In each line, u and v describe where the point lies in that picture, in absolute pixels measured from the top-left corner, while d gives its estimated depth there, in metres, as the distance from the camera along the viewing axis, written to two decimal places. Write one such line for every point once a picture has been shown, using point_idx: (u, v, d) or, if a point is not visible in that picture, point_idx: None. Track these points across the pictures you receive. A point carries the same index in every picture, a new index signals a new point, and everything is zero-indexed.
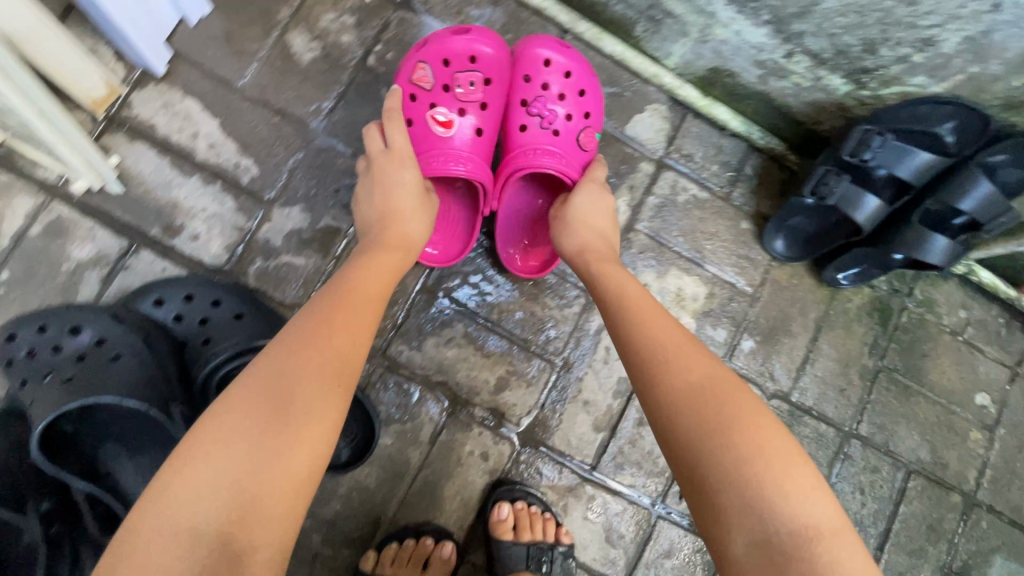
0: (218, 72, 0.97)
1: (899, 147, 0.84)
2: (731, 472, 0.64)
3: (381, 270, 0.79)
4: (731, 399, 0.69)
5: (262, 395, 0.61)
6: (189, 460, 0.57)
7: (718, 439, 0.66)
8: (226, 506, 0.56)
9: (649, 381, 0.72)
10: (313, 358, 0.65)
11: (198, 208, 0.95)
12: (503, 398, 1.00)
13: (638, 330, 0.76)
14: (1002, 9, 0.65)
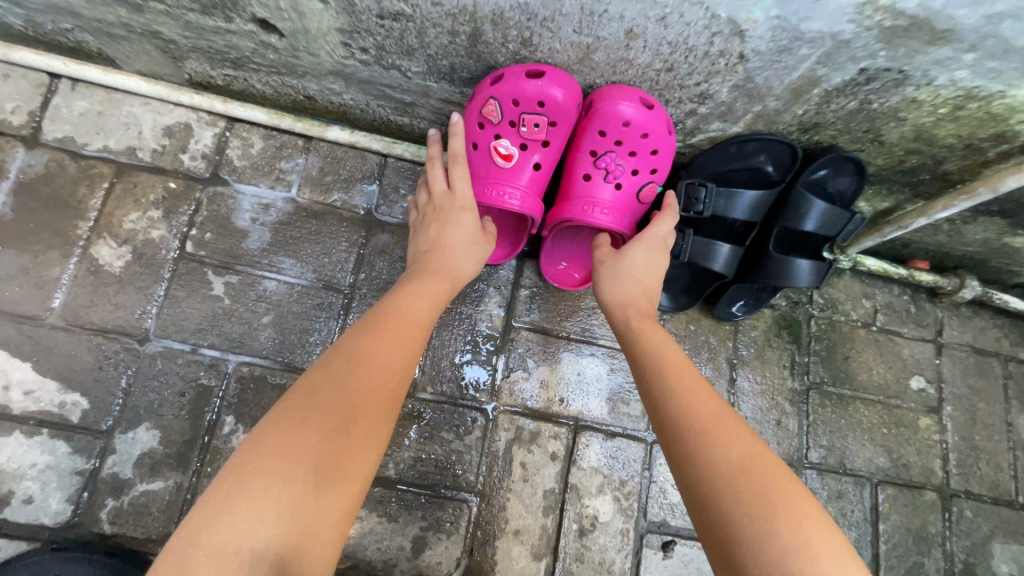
0: (18, 310, 0.89)
1: (724, 191, 0.82)
2: (774, 560, 0.53)
3: (431, 296, 0.74)
4: (792, 498, 0.57)
5: (298, 464, 0.57)
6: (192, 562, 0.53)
7: (774, 540, 0.54)
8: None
9: (685, 443, 0.62)
10: (360, 423, 0.61)
11: (26, 466, 0.84)
12: (424, 560, 0.89)
13: (685, 395, 0.65)
14: (749, 59, 0.64)
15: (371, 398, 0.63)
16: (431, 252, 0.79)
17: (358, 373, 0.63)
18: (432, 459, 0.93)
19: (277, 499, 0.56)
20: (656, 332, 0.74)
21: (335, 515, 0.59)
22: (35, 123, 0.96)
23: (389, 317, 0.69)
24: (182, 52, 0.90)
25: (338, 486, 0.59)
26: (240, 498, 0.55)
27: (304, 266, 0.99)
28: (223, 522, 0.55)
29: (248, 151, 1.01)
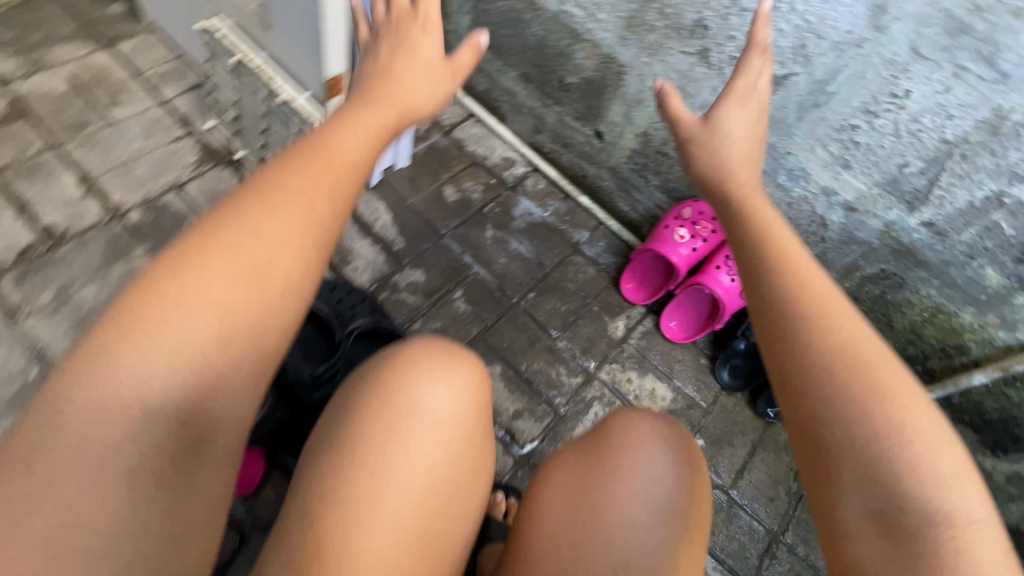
0: (401, 194, 1.68)
1: None
2: (856, 435, 0.59)
3: (373, 123, 0.83)
4: (887, 382, 0.60)
5: (242, 248, 0.60)
6: (161, 299, 0.56)
7: (863, 419, 0.59)
8: (194, 386, 0.57)
9: (792, 324, 0.64)
10: (283, 223, 0.63)
11: (365, 254, 1.55)
12: (516, 424, 1.39)
13: (808, 283, 0.66)
14: (824, 240, 1.25)
15: (312, 194, 0.66)
16: (382, 81, 0.92)
17: (296, 173, 0.66)
18: (548, 377, 1.47)
19: (229, 266, 0.59)
20: (786, 236, 0.73)
21: (272, 292, 0.61)
22: (453, 125, 1.84)
23: (322, 138, 0.74)
24: (544, 129, 1.73)
25: (288, 268, 0.62)
26: (164, 294, 0.56)
27: (533, 247, 1.68)
28: (189, 282, 0.57)
29: (536, 185, 1.79)
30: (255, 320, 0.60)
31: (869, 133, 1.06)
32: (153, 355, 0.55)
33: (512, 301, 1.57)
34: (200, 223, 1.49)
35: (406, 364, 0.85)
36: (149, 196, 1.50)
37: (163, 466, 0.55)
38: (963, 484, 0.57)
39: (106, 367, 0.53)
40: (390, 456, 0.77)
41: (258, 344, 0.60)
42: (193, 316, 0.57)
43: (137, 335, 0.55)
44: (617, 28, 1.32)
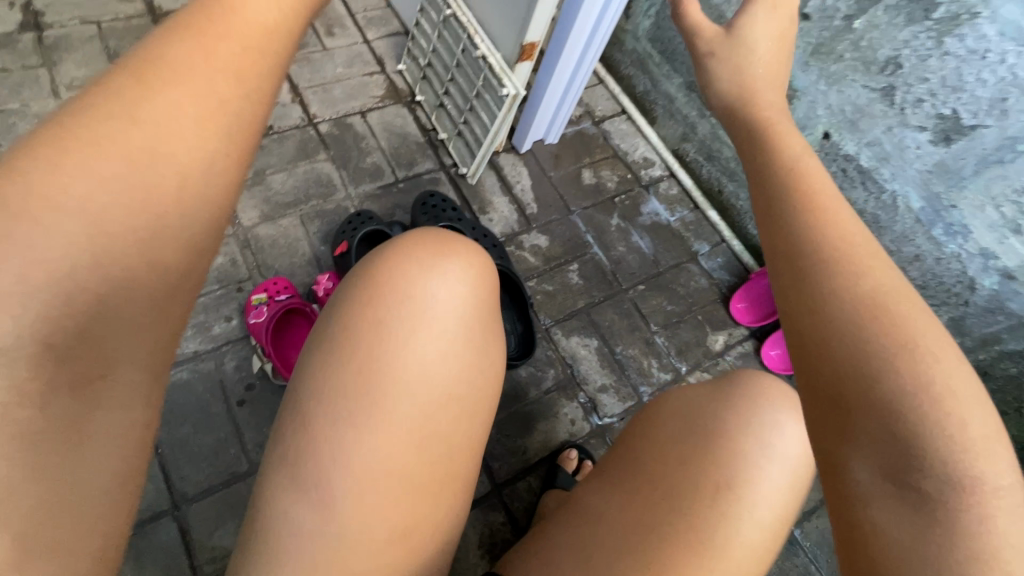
0: (544, 165, 1.79)
1: None
2: (879, 390, 0.48)
3: None
4: (915, 330, 0.49)
5: (202, 71, 0.48)
6: (105, 116, 0.44)
7: (889, 372, 0.48)
8: (143, 223, 0.44)
9: (813, 260, 0.53)
10: (244, 45, 0.49)
11: (501, 210, 1.67)
12: (601, 397, 1.45)
13: (831, 215, 0.55)
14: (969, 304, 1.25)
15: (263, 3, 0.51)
16: None
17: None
18: (639, 365, 1.52)
19: (175, 75, 0.47)
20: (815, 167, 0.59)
21: (236, 127, 0.49)
22: (603, 117, 1.93)
23: None
24: (692, 138, 1.81)
25: (250, 99, 0.50)
26: (113, 118, 0.45)
27: (654, 246, 1.74)
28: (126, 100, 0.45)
29: (669, 189, 1.85)
30: (211, 154, 0.47)
31: None
32: (109, 163, 0.43)
33: (622, 288, 1.63)
34: (374, 147, 1.66)
35: (419, 247, 0.85)
36: (339, 115, 1.68)
37: (102, 324, 0.43)
38: (1001, 448, 0.48)
39: (41, 180, 0.42)
40: (399, 337, 0.78)
41: (218, 183, 0.48)
42: (142, 125, 0.45)
43: (76, 148, 0.43)
44: (801, 54, 1.34)
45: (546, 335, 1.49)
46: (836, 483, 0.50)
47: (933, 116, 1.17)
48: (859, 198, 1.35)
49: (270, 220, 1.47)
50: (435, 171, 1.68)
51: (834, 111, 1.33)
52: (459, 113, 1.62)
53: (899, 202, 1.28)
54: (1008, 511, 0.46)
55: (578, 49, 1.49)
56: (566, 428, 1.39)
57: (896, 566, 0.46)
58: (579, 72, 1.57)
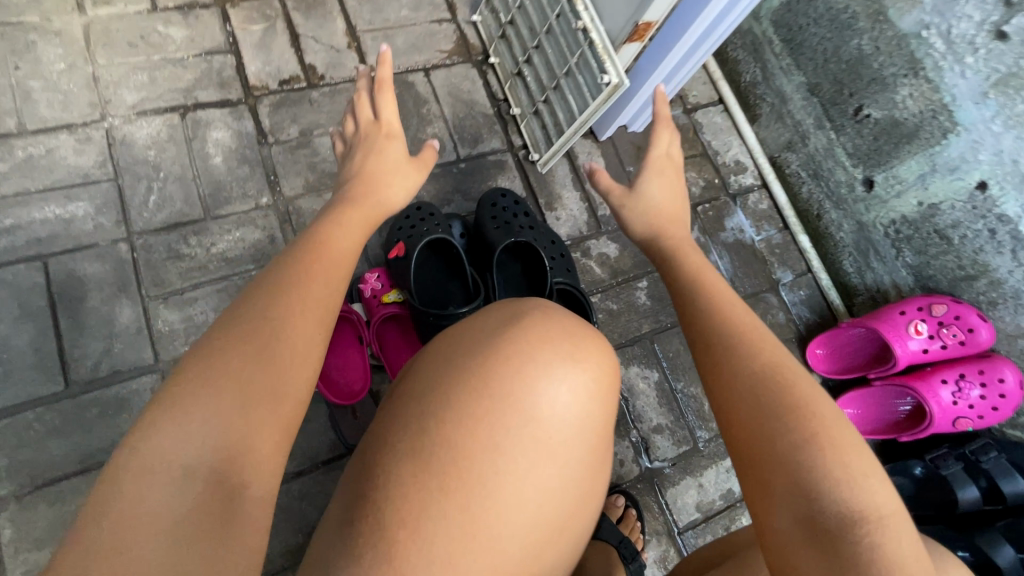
0: (624, 158, 1.57)
1: (1006, 467, 1.26)
2: (791, 457, 0.65)
3: (353, 227, 0.86)
4: (811, 407, 0.68)
5: (239, 348, 0.63)
6: (235, 332, 0.64)
7: (796, 446, 0.66)
8: (265, 394, 0.62)
9: (725, 371, 0.76)
10: (296, 307, 0.68)
11: (569, 207, 1.47)
12: (654, 437, 1.33)
13: (732, 318, 0.82)
14: None
15: (313, 281, 0.72)
16: (360, 182, 0.96)
17: (352, 215, 0.87)
18: (699, 406, 1.38)
19: (279, 292, 0.69)
20: (721, 292, 0.87)
21: (294, 369, 0.65)
22: (697, 106, 1.67)
23: (318, 240, 0.79)
24: (799, 148, 1.56)
25: (288, 343, 0.65)
26: (177, 409, 0.58)
27: (732, 269, 1.55)
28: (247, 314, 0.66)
29: (758, 203, 1.63)
30: (268, 396, 0.62)
31: None
32: (235, 358, 0.62)
33: None
34: (437, 115, 1.45)
35: (528, 334, 0.59)
36: (400, 70, 1.44)
37: (237, 462, 0.58)
38: (885, 492, 0.64)
39: (194, 380, 0.60)
40: (494, 471, 0.54)
41: (277, 414, 0.62)
42: (258, 328, 0.65)
43: (216, 358, 0.61)
44: (980, 79, 1.16)
45: None
46: (773, 540, 0.64)
47: None
48: (1002, 265, 1.24)
49: (315, 192, 1.29)
50: (501, 152, 1.47)
51: (998, 162, 1.19)
52: (541, 89, 1.38)
53: None
54: (893, 536, 0.61)
55: (693, 35, 1.20)
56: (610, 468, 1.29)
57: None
58: (688, 61, 1.30)
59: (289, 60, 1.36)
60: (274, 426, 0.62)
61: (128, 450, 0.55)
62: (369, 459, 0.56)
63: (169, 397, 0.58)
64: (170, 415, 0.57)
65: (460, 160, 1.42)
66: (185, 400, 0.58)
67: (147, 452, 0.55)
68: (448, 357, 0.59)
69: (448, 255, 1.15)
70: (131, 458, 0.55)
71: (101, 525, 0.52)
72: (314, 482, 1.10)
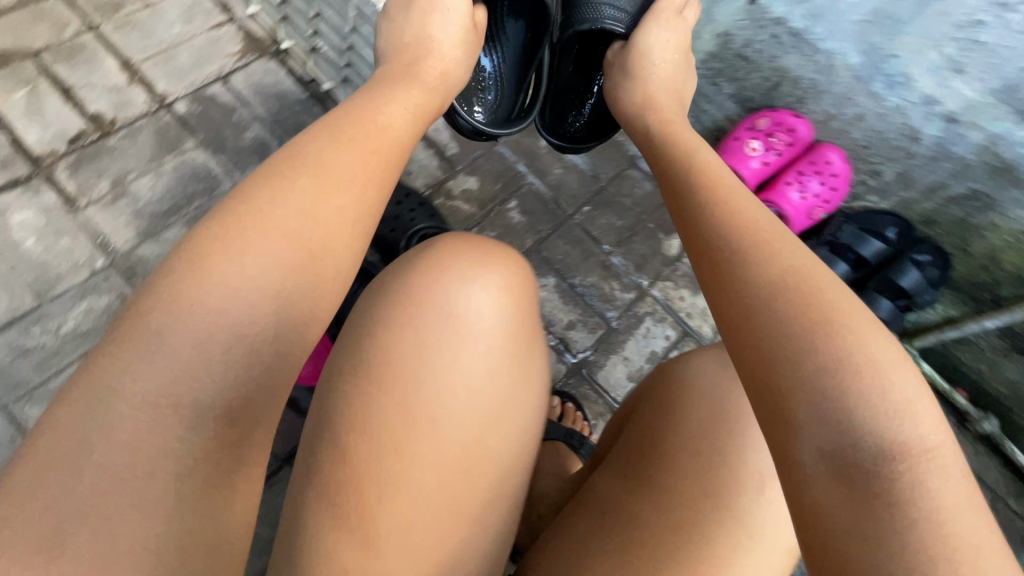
0: None
1: (858, 234, 1.33)
2: (811, 363, 0.54)
3: (410, 106, 0.80)
4: (801, 267, 0.60)
5: (331, 171, 0.65)
6: (262, 216, 0.60)
7: (793, 322, 0.56)
8: (296, 302, 0.59)
9: (718, 283, 0.62)
10: (343, 160, 0.66)
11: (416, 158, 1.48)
12: (570, 334, 1.41)
13: (733, 213, 0.67)
14: (914, 155, 1.19)
15: (358, 150, 0.68)
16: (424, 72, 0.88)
17: (408, 97, 0.80)
18: (600, 291, 1.46)
19: (321, 173, 0.64)
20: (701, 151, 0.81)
21: (342, 237, 0.63)
22: None
23: (351, 112, 0.73)
24: None
25: (338, 203, 0.63)
26: (201, 298, 0.55)
27: (590, 159, 1.60)
28: (279, 197, 0.62)
29: None
30: (314, 284, 0.60)
31: (997, 32, 0.96)
32: (273, 260, 0.58)
33: (566, 214, 1.52)
34: (251, 118, 1.42)
35: (448, 256, 0.78)
36: (194, 86, 1.41)
37: (251, 400, 0.55)
38: (941, 414, 0.54)
39: (208, 270, 0.56)
40: (427, 362, 0.72)
41: (307, 315, 0.60)
42: (285, 222, 0.60)
43: (230, 244, 0.58)
44: None
45: None
46: (793, 482, 0.53)
47: None
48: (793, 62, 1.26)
49: (151, 236, 1.26)
50: None
51: None
52: (337, 55, 1.37)
53: (836, 61, 1.17)
54: (937, 474, 0.51)
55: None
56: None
57: (839, 519, 0.50)
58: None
59: (68, 117, 1.31)
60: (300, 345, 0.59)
61: (121, 347, 0.52)
62: (334, 396, 0.71)
63: (178, 283, 0.55)
64: (183, 320, 0.54)
65: None
66: (196, 293, 0.55)
67: (148, 358, 0.52)
68: (384, 289, 0.77)
69: (524, 1, 1.13)
70: (125, 366, 0.51)
71: (74, 458, 0.48)
72: (263, 504, 1.11)
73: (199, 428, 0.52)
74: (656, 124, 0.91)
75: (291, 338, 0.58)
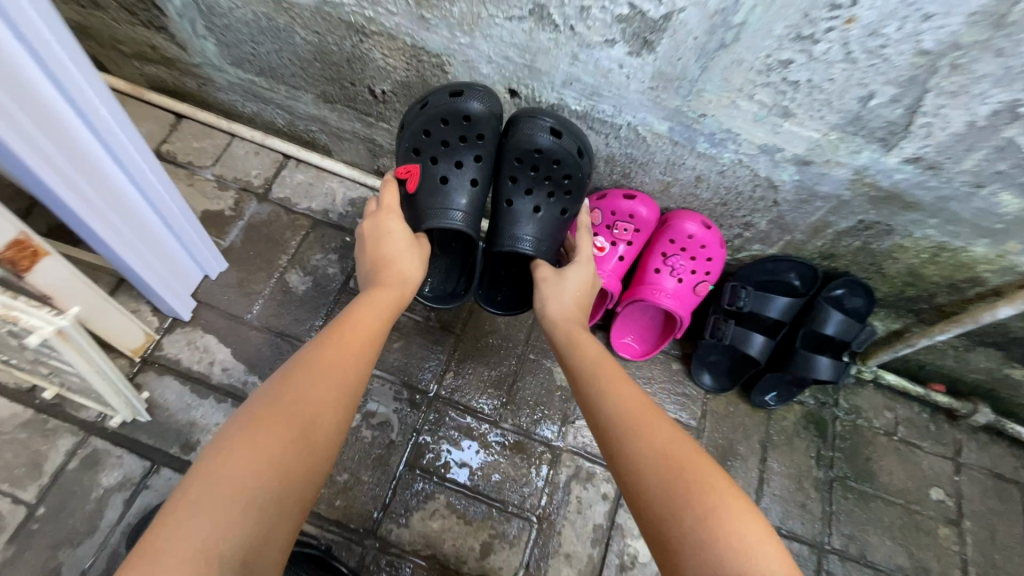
0: (232, 310, 1.23)
1: (760, 295, 1.09)
2: (688, 532, 0.67)
3: (376, 307, 0.97)
4: (663, 433, 0.76)
5: (282, 420, 0.77)
6: (254, 438, 0.74)
7: (676, 500, 0.69)
8: (295, 477, 0.75)
9: (614, 456, 0.77)
10: (319, 391, 0.82)
11: (212, 421, 1.12)
12: (489, 562, 1.08)
13: (614, 394, 0.82)
14: (780, 203, 0.94)
15: (333, 359, 0.86)
16: (378, 267, 1.02)
17: (375, 299, 0.97)
18: (506, 478, 1.15)
19: (310, 375, 0.83)
20: (584, 337, 0.93)
21: (304, 453, 0.77)
22: (268, 185, 1.39)
23: (342, 327, 0.90)
24: (382, 153, 1.32)
25: (319, 422, 0.80)
26: (197, 510, 0.69)
27: (430, 311, 1.28)
28: (263, 428, 0.76)
29: None
30: (280, 492, 0.73)
31: (809, 66, 0.71)
32: (265, 462, 0.73)
33: (428, 395, 1.21)
34: None
35: None
36: None
37: None
38: (778, 557, 0.65)
39: (232, 459, 0.72)
40: None
41: (275, 523, 0.73)
42: (258, 445, 0.74)
43: (221, 475, 0.71)
44: (408, 9, 0.88)
45: (380, 544, 1.07)
46: None
47: (613, 22, 0.75)
48: (596, 143, 0.98)
49: None
50: (80, 446, 1.07)
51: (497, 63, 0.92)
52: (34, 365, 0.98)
53: (641, 132, 0.91)
54: None
55: (112, 172, 0.87)
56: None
57: None
58: (156, 199, 0.98)
59: None
60: (295, 506, 0.75)
61: (172, 517, 0.67)
62: None
63: (208, 471, 0.71)
64: (214, 499, 0.69)
65: (32, 507, 1.01)
66: (221, 481, 0.70)
67: (187, 528, 0.67)
68: None
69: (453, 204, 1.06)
70: (173, 530, 0.66)
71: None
72: None
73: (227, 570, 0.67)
74: (564, 337, 0.93)
75: (290, 505, 0.75)
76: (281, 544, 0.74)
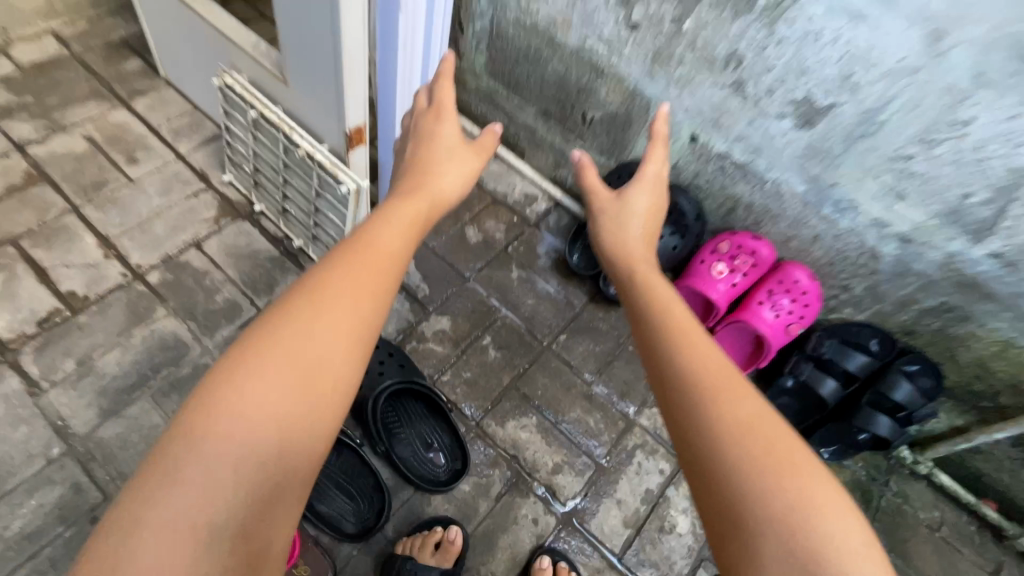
0: None
1: (842, 349, 1.29)
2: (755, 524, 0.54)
3: (403, 217, 0.76)
4: (745, 409, 0.59)
5: (301, 326, 0.57)
6: (276, 334, 0.57)
7: (750, 489, 0.55)
8: (326, 360, 0.57)
9: (677, 398, 0.62)
10: (343, 295, 0.61)
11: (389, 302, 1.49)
12: (556, 479, 1.30)
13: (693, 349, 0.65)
14: (878, 273, 1.19)
15: (357, 272, 0.63)
16: (427, 174, 0.89)
17: (402, 209, 0.78)
18: (586, 426, 1.39)
19: (324, 287, 0.61)
20: (655, 280, 0.79)
21: (348, 334, 0.59)
22: None
23: (360, 240, 0.68)
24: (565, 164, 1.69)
25: (334, 314, 0.59)
26: (223, 402, 0.53)
27: (562, 287, 1.60)
28: (286, 313, 0.58)
29: (560, 220, 1.72)
30: (320, 396, 0.56)
31: (927, 163, 1.00)
32: (272, 358, 0.55)
33: (544, 344, 1.50)
34: (223, 280, 1.45)
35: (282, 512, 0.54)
36: (168, 256, 1.46)
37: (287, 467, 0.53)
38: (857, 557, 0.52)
39: (257, 355, 0.55)
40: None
41: (312, 443, 0.55)
42: (283, 347, 0.56)
43: (241, 376, 0.54)
44: (642, 64, 1.27)
45: (479, 432, 1.34)
46: None
47: (787, 103, 1.09)
48: (742, 190, 1.30)
49: (113, 414, 1.24)
50: None
51: (691, 113, 1.26)
52: (307, 217, 1.43)
53: (782, 188, 1.22)
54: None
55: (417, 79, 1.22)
56: (410, 445, 1.25)
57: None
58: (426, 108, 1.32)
59: (43, 297, 1.35)
60: (336, 396, 0.57)
61: (179, 441, 0.51)
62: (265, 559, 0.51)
63: (241, 357, 0.55)
64: (197, 454, 0.50)
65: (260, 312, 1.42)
66: (250, 371, 0.54)
67: (228, 414, 0.52)
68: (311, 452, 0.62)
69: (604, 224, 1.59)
70: (188, 452, 0.50)
71: (136, 549, 0.46)
72: None
73: (263, 464, 0.52)
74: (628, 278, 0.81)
75: (316, 422, 0.56)
76: (318, 446, 0.56)
